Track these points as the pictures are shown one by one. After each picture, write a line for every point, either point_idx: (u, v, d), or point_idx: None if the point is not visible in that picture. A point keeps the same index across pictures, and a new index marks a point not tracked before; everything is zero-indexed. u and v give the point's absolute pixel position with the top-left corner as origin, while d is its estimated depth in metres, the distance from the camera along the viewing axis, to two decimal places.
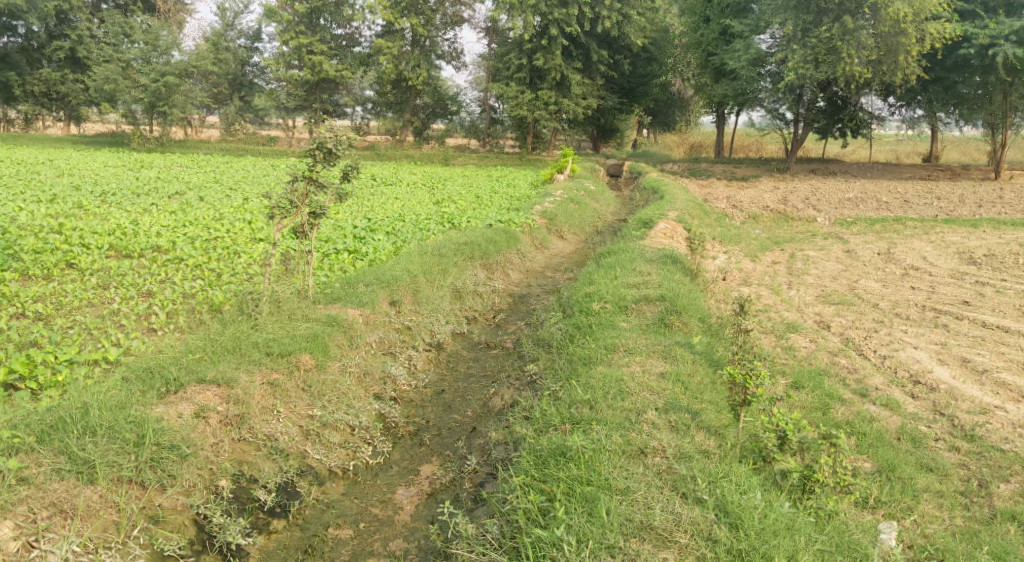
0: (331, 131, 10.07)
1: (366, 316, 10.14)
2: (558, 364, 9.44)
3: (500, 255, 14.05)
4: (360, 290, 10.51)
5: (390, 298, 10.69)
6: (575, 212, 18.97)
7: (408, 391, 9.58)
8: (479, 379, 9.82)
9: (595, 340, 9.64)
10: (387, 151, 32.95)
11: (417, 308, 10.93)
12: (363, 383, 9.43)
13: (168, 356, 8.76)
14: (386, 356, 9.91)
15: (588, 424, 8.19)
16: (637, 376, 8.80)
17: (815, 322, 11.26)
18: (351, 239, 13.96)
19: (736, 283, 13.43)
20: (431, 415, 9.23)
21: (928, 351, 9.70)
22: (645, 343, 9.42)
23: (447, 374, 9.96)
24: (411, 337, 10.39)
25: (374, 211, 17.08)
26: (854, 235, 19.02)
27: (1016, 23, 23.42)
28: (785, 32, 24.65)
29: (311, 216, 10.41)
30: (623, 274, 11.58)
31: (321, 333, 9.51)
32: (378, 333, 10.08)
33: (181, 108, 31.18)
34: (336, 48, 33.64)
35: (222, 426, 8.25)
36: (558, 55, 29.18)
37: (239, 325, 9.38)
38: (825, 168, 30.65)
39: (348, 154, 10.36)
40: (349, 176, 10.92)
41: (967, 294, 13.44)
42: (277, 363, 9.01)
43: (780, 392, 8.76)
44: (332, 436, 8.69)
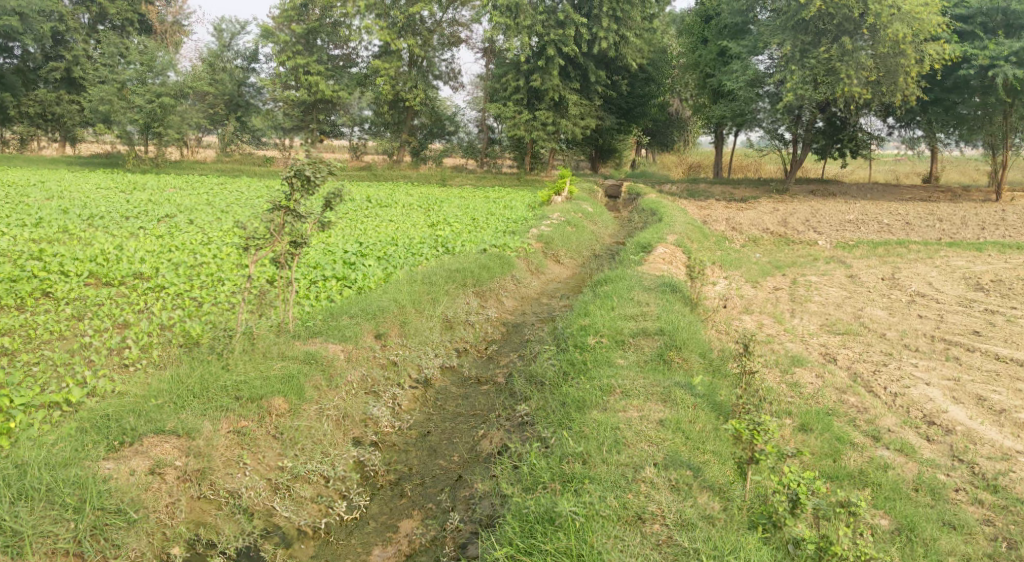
0: (309, 158, 9.63)
1: (348, 353, 9.66)
2: (550, 405, 8.95)
3: (494, 281, 13.57)
4: (344, 325, 10.03)
5: (375, 332, 10.21)
6: (571, 235, 18.52)
7: (391, 434, 9.09)
8: (467, 419, 9.32)
9: (589, 380, 9.16)
10: (383, 172, 32.59)
11: (405, 341, 10.44)
12: (342, 426, 8.93)
13: (130, 401, 8.32)
14: (368, 396, 9.41)
15: (579, 482, 7.70)
16: (633, 423, 8.31)
17: (820, 354, 10.78)
18: (340, 264, 13.51)
19: (737, 311, 12.97)
20: (414, 462, 8.73)
21: (940, 387, 9.22)
22: (642, 383, 8.94)
23: (434, 413, 9.46)
24: (396, 374, 9.89)
25: (366, 235, 16.64)
26: (856, 259, 18.58)
27: (1016, 44, 23.11)
28: (784, 53, 24.35)
29: (291, 244, 9.96)
30: (620, 305, 11.11)
31: (297, 374, 9.03)
32: (362, 370, 9.58)
33: (177, 129, 30.87)
34: (333, 68, 33.34)
35: (179, 483, 7.83)
36: (556, 76, 28.87)
37: (209, 364, 8.92)
38: (825, 189, 30.29)
39: (329, 182, 9.89)
40: (330, 204, 10.49)
41: (976, 323, 12.98)
42: (246, 409, 8.54)
43: (787, 437, 8.26)
44: (303, 490, 8.20)
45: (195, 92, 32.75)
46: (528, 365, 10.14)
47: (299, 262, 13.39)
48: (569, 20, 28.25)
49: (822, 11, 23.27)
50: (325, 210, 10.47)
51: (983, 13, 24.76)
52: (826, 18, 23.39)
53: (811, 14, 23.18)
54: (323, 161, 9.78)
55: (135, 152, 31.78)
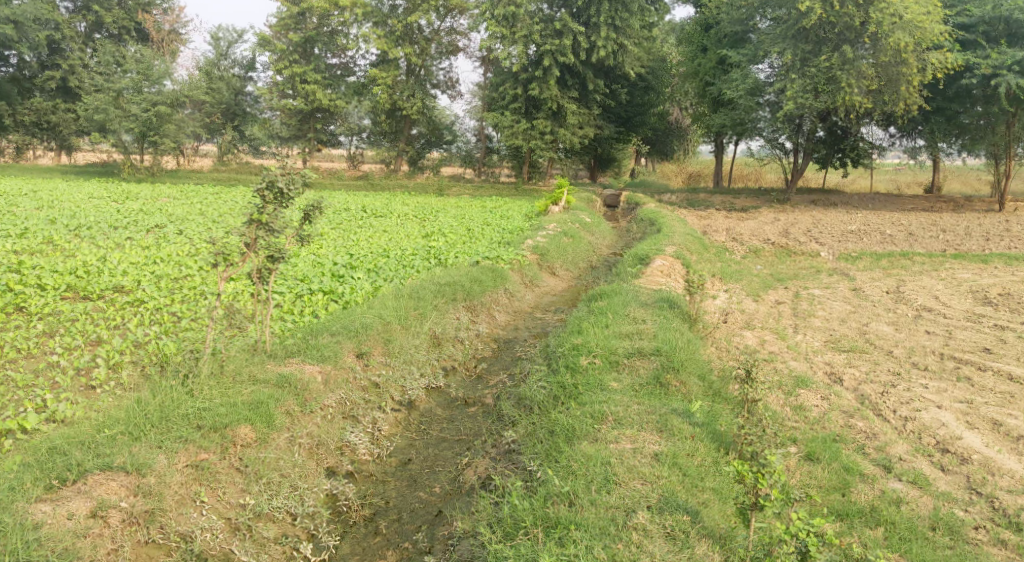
0: (283, 169, 9.21)
1: (326, 375, 9.21)
2: (538, 433, 8.49)
3: (485, 294, 13.09)
4: (324, 345, 9.57)
5: (357, 352, 9.76)
6: (568, 247, 18.06)
7: (368, 463, 8.61)
8: (451, 445, 8.84)
9: (580, 406, 8.69)
10: (380, 181, 32.13)
11: (389, 360, 9.98)
12: (315, 455, 8.47)
13: (81, 432, 7.88)
14: (346, 420, 8.94)
15: (565, 529, 7.24)
16: (625, 456, 7.83)
17: (825, 375, 10.29)
18: (328, 277, 13.04)
19: (737, 326, 12.50)
20: (392, 495, 8.24)
21: (952, 411, 8.74)
22: (636, 409, 8.48)
23: (417, 439, 8.99)
24: (377, 397, 9.42)
25: (357, 246, 16.17)
26: (860, 271, 18.12)
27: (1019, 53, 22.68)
28: (784, 62, 23.98)
29: (269, 259, 9.51)
30: (615, 322, 10.63)
31: (267, 400, 8.58)
32: (341, 393, 9.12)
33: (173, 138, 30.49)
34: (330, 77, 32.95)
35: (124, 526, 7.36)
36: (553, 85, 28.48)
37: (173, 388, 8.48)
38: (826, 199, 29.85)
39: (304, 194, 9.47)
40: (309, 218, 10.05)
41: (986, 340, 12.51)
42: (207, 440, 8.08)
43: (793, 468, 7.78)
44: (265, 530, 7.71)
45: (192, 101, 32.35)
46: (518, 386, 9.69)
47: (286, 275, 12.93)
48: (567, 29, 27.87)
49: (823, 19, 22.90)
50: (304, 224, 10.03)
51: (986, 21, 24.34)
52: (827, 26, 23.12)
53: (812, 22, 22.78)
54: (297, 172, 9.34)
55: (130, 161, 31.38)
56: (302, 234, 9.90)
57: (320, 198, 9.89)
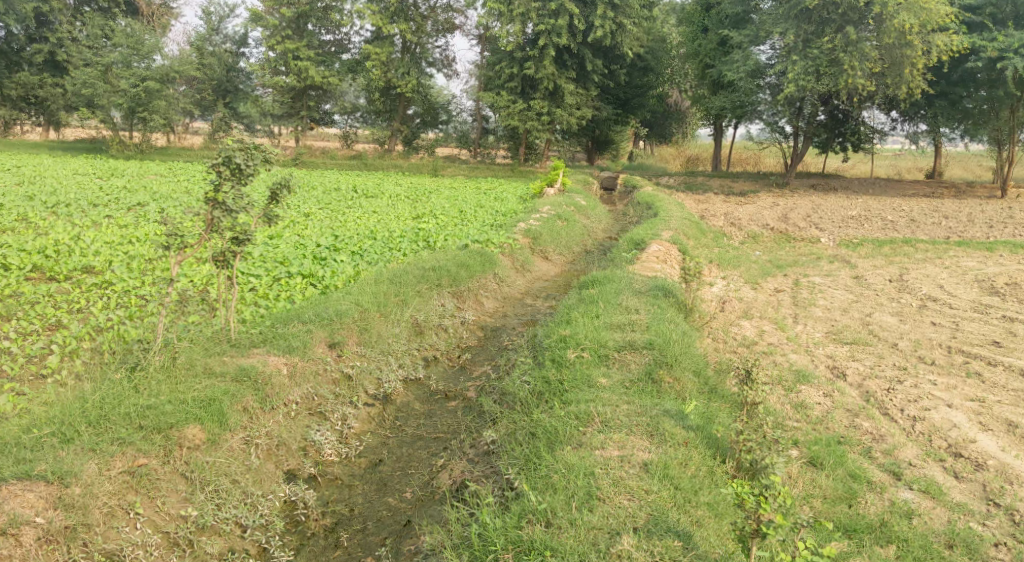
0: (241, 143, 8.62)
1: (293, 367, 8.65)
2: (519, 434, 7.99)
3: (473, 279, 12.49)
4: (294, 334, 9.02)
5: (329, 342, 9.21)
6: (562, 230, 17.43)
7: (333, 466, 8.11)
8: (427, 444, 8.34)
9: (565, 406, 8.15)
10: (374, 161, 31.44)
11: (364, 349, 9.42)
12: (275, 456, 8.00)
13: (8, 431, 7.35)
14: (313, 418, 8.43)
15: (539, 553, 6.72)
16: (611, 465, 7.29)
17: (828, 369, 9.74)
18: (309, 260, 12.45)
19: (734, 316, 11.95)
20: (357, 503, 7.75)
21: (963, 411, 8.18)
22: (625, 409, 7.93)
23: (390, 436, 8.49)
24: (349, 390, 8.88)
25: (343, 227, 15.56)
26: (862, 258, 17.56)
27: None
28: (786, 43, 23.31)
29: (234, 241, 8.92)
30: (606, 312, 10.05)
31: (222, 397, 8.01)
32: (308, 387, 8.60)
33: (163, 114, 29.62)
34: (324, 54, 32.23)
35: (39, 545, 6.78)
36: (550, 65, 27.75)
37: (118, 383, 7.90)
38: (826, 184, 29.28)
39: (265, 171, 8.83)
40: (276, 197, 9.38)
41: (994, 333, 11.96)
42: (148, 442, 7.52)
43: (795, 477, 7.25)
44: (210, 545, 7.23)
45: (183, 77, 31.55)
46: (502, 379, 9.14)
47: (265, 257, 12.33)
48: (563, 8, 27.09)
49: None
50: (270, 204, 9.37)
51: (993, 3, 23.64)
52: (830, 7, 22.27)
53: (815, 2, 22.03)
54: (257, 147, 8.72)
55: (119, 137, 30.58)
56: (268, 215, 9.27)
57: (289, 175, 9.21)
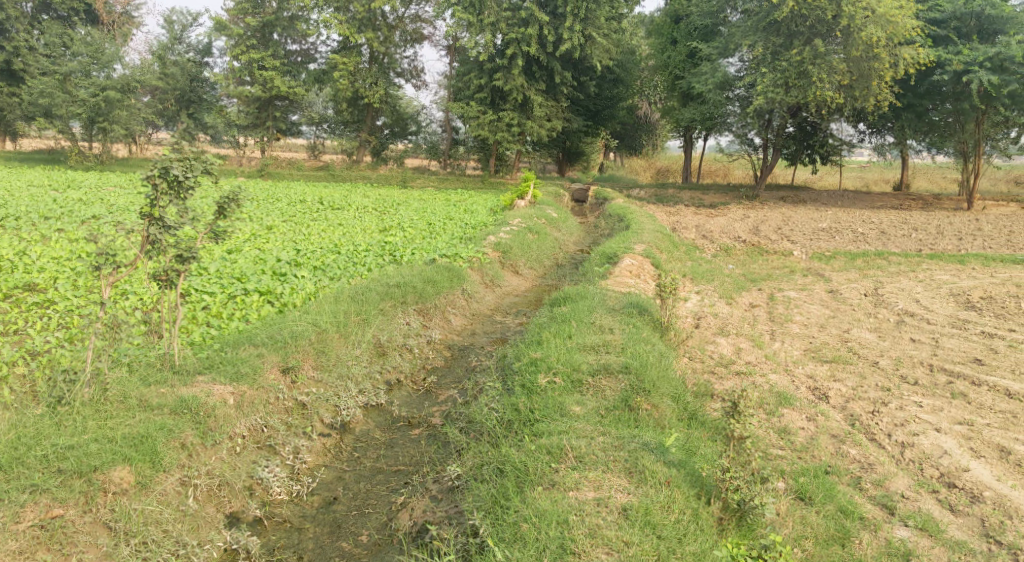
0: (179, 153, 8.02)
1: (240, 397, 8.07)
2: (486, 471, 7.49)
3: (440, 296, 11.95)
4: (244, 358, 8.44)
5: (283, 367, 8.63)
6: (532, 244, 16.97)
7: (283, 506, 7.56)
8: (386, 478, 7.80)
9: (536, 438, 7.66)
10: (341, 172, 30.79)
11: (321, 374, 8.85)
12: (216, 498, 7.45)
13: None
14: (261, 453, 7.88)
15: None
16: (586, 511, 6.80)
17: (809, 391, 9.33)
18: (268, 275, 11.84)
19: (709, 333, 11.54)
20: (307, 549, 7.21)
21: (953, 435, 7.83)
22: (600, 442, 7.43)
23: (346, 470, 7.95)
24: (303, 420, 8.33)
25: (306, 241, 14.96)
26: (835, 272, 17.30)
27: (991, 49, 22.00)
28: (755, 55, 23.13)
29: (177, 259, 8.31)
30: (579, 332, 9.57)
31: (154, 434, 7.45)
32: (256, 418, 8.03)
33: (124, 125, 28.68)
34: (290, 64, 31.59)
35: None
36: (519, 76, 27.37)
37: (39, 419, 7.34)
38: (796, 195, 29.17)
39: (204, 182, 8.22)
40: (224, 211, 8.79)
41: (975, 349, 11.67)
42: (65, 489, 6.98)
43: (784, 516, 6.89)
44: None
45: (144, 86, 30.64)
46: (470, 404, 8.64)
47: (222, 272, 11.71)
48: (533, 18, 26.72)
49: (795, 12, 21.96)
50: (217, 218, 8.80)
51: (958, 17, 23.62)
52: (798, 20, 22.10)
53: (783, 15, 21.85)
54: (196, 158, 8.08)
55: (78, 148, 29.58)
56: (214, 231, 8.70)
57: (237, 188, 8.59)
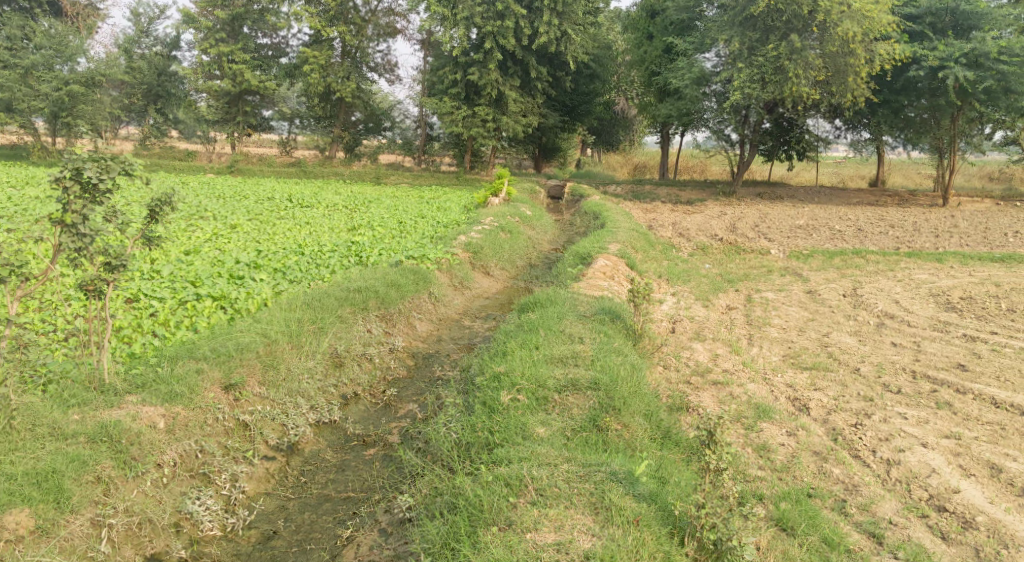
0: (92, 154, 7.38)
1: (172, 420, 7.55)
2: (437, 505, 7.00)
3: (405, 300, 11.35)
4: (181, 376, 7.89)
5: (225, 384, 8.08)
6: (504, 243, 16.41)
7: (215, 545, 7.03)
8: (334, 507, 7.33)
9: (493, 467, 7.14)
10: (313, 168, 30.04)
11: (266, 391, 8.32)
12: (135, 539, 6.88)
13: None
14: (196, 482, 7.36)
15: None
16: (545, 557, 6.28)
17: (789, 402, 8.86)
18: (224, 278, 11.23)
19: (685, 338, 11.07)
20: None
21: (941, 451, 7.42)
22: (563, 472, 6.91)
23: (290, 500, 7.45)
24: (246, 442, 7.82)
25: (268, 241, 14.33)
26: (813, 271, 16.92)
27: (966, 45, 21.71)
28: (731, 50, 22.67)
29: (105, 267, 7.74)
30: (546, 341, 9.04)
31: (65, 469, 6.86)
32: (190, 443, 7.48)
33: (89, 120, 27.72)
34: (260, 58, 30.77)
35: None
36: (494, 71, 26.78)
37: None
38: (772, 192, 28.87)
39: (123, 183, 7.61)
40: (156, 215, 8.44)
41: (957, 354, 11.27)
42: None
43: (765, 551, 6.44)
44: None
45: (110, 81, 29.64)
46: (428, 423, 8.13)
47: (174, 276, 11.11)
48: (508, 11, 26.09)
49: (771, 6, 21.50)
50: (149, 222, 8.43)
51: (933, 13, 23.31)
52: (775, 15, 21.66)
53: (759, 10, 21.41)
54: (114, 159, 7.47)
55: (41, 144, 28.52)
56: (147, 236, 8.32)
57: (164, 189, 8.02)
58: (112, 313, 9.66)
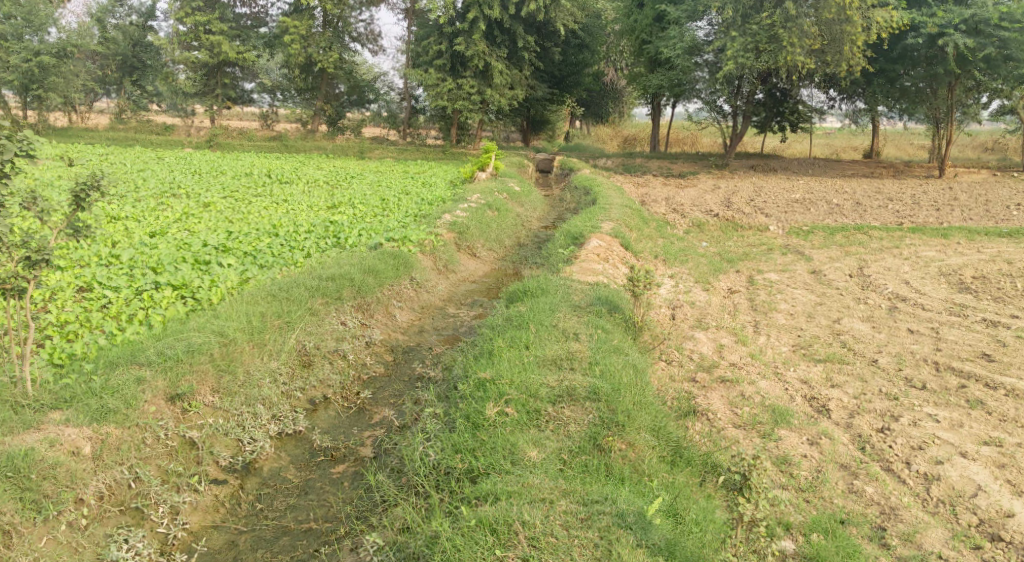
0: None
1: (100, 444, 6.77)
2: (411, 546, 6.16)
3: (383, 288, 10.36)
4: (117, 387, 7.13)
5: (170, 395, 7.31)
6: (492, 222, 15.42)
7: None
8: (293, 542, 6.52)
9: (476, 505, 6.31)
10: (295, 142, 28.86)
11: (219, 401, 7.52)
12: None
13: None
14: (127, 518, 6.61)
15: None
16: None
17: (806, 402, 7.99)
18: (188, 263, 10.27)
19: (686, 327, 10.15)
20: None
21: (984, 464, 6.74)
22: (561, 515, 6.10)
23: (240, 534, 6.64)
24: (191, 464, 7.04)
25: (242, 221, 13.33)
26: (815, 249, 16.04)
27: (965, 11, 20.80)
28: (724, 18, 21.64)
29: (24, 263, 6.91)
30: (538, 337, 8.21)
31: None
32: (121, 472, 6.73)
33: (62, 92, 26.38)
34: (238, 28, 29.37)
35: None
36: (480, 41, 25.62)
37: None
38: (765, 164, 27.97)
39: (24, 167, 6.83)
40: (81, 201, 7.51)
41: (979, 342, 10.42)
42: None
43: None
44: None
45: (82, 51, 28.22)
46: (405, 434, 7.35)
47: (135, 261, 10.16)
48: None
49: None
50: (74, 211, 7.51)
51: None
52: None
53: None
54: (9, 139, 6.68)
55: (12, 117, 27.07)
56: (73, 226, 7.40)
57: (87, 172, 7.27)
58: (59, 306, 8.77)
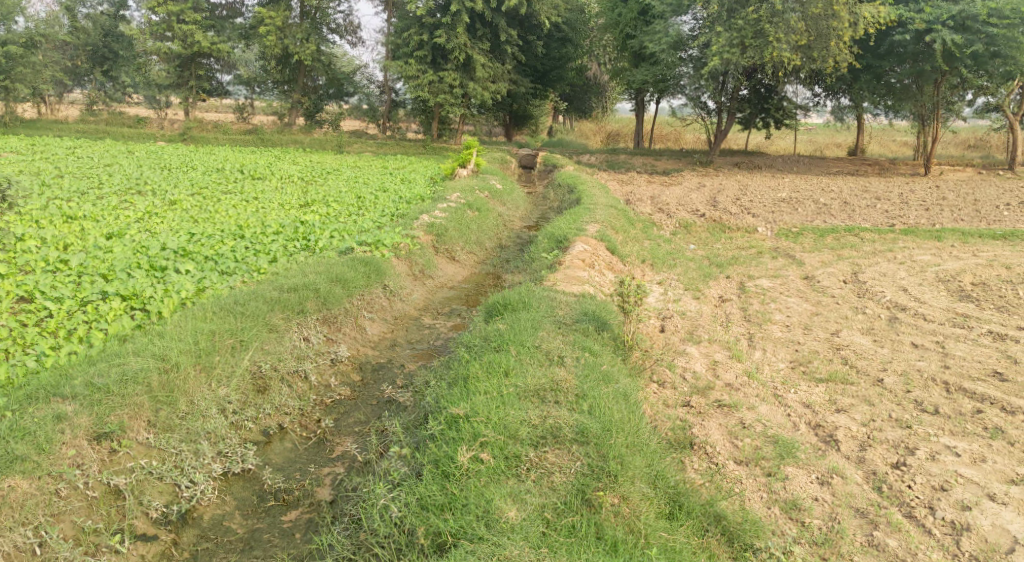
0: None
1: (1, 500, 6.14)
2: None
3: (352, 297, 9.51)
4: (30, 429, 6.51)
5: (95, 433, 6.70)
6: (472, 222, 14.57)
7: None
8: None
9: None
10: (270, 135, 27.85)
11: (150, 439, 6.89)
12: None
13: None
14: None
15: None
16: None
17: (811, 431, 7.22)
18: (142, 269, 9.35)
19: (676, 341, 9.14)
20: None
21: (1015, 508, 6.39)
22: None
23: None
24: (110, 517, 6.47)
25: (205, 220, 12.41)
26: (807, 252, 15.36)
27: (955, 7, 20.17)
28: (709, 12, 20.90)
29: None
30: (520, 361, 7.48)
31: None
32: (24, 534, 6.10)
33: (30, 83, 25.19)
34: (212, 18, 28.31)
35: None
36: (462, 34, 24.79)
37: None
38: (749, 161, 27.33)
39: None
40: None
41: (989, 359, 9.75)
42: None
43: None
44: None
45: (49, 42, 26.98)
46: (368, 476, 6.73)
47: (84, 267, 9.23)
48: None
49: None
50: None
51: None
52: None
53: None
54: None
55: None
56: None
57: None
58: None
